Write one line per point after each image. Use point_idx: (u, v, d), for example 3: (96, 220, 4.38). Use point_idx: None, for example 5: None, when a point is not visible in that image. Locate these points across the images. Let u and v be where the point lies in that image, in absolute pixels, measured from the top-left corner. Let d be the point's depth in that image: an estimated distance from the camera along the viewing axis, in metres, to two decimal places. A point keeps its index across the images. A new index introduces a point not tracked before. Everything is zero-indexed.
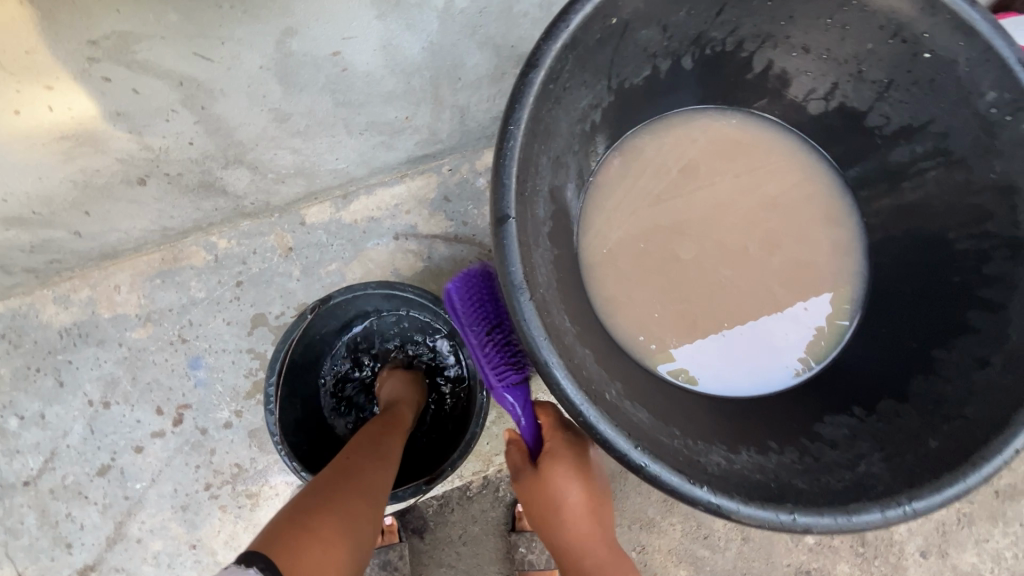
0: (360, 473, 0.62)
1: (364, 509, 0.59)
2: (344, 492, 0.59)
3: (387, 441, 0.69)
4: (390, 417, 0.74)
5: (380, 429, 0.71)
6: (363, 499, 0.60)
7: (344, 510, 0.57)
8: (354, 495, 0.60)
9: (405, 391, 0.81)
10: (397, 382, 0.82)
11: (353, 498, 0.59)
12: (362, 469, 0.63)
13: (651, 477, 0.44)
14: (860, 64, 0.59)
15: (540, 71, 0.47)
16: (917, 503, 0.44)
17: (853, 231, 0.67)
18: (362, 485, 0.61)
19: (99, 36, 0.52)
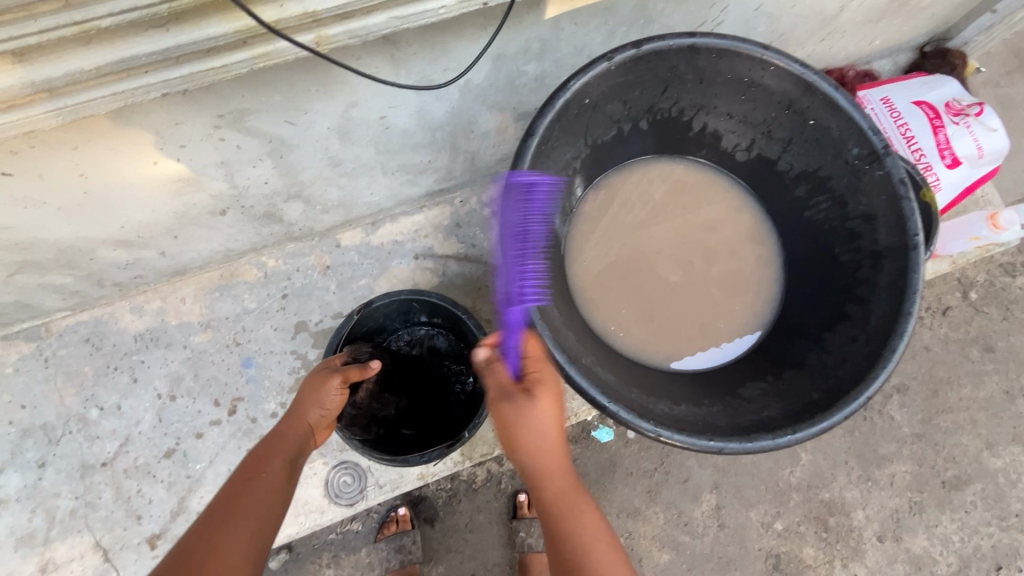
0: (241, 496, 0.68)
1: (240, 529, 0.65)
2: (211, 531, 0.64)
3: (277, 457, 0.74)
4: (287, 430, 0.78)
5: (262, 453, 0.74)
6: (245, 519, 0.66)
7: (237, 531, 0.64)
8: (234, 516, 0.66)
9: (315, 397, 0.80)
10: (308, 385, 0.82)
11: (230, 521, 0.65)
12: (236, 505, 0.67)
13: (614, 415, 0.63)
14: (769, 126, 0.81)
15: (535, 137, 0.68)
16: (800, 433, 0.64)
17: (774, 248, 0.88)
18: (244, 508, 0.67)
19: (225, 113, 0.73)
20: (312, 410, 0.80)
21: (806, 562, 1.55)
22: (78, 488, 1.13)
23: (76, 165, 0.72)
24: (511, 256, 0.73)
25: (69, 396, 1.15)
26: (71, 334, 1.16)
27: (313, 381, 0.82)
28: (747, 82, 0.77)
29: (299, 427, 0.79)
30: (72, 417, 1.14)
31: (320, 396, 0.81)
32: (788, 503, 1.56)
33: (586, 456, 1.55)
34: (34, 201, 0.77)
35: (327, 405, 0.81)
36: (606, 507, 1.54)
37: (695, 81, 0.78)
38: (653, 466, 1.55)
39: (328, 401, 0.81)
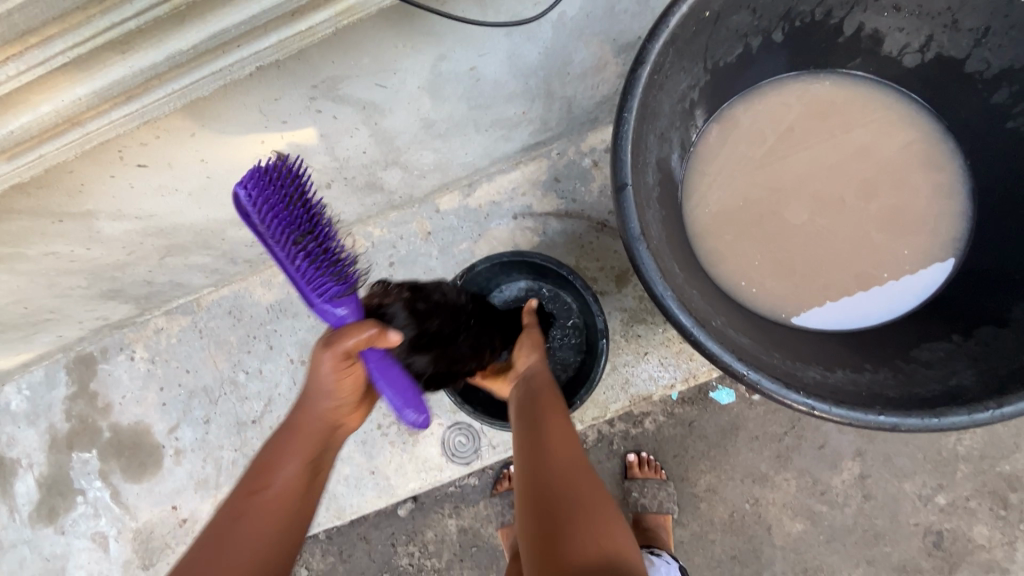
0: (268, 490, 0.68)
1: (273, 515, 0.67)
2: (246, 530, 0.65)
3: (288, 467, 0.71)
4: (305, 422, 0.73)
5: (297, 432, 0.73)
6: (274, 518, 0.67)
7: (259, 523, 0.66)
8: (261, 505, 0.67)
9: (317, 391, 0.70)
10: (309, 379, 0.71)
11: (262, 517, 0.66)
12: (268, 492, 0.68)
13: (753, 384, 0.55)
14: (954, 15, 0.63)
15: (646, 66, 0.58)
16: (1006, 407, 0.51)
17: (957, 175, 0.71)
18: (272, 504, 0.67)
19: (318, 84, 0.72)
20: (324, 405, 0.71)
21: (975, 541, 1.36)
22: (236, 441, 1.29)
23: (194, 150, 0.76)
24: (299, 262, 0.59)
25: (221, 361, 1.29)
26: (216, 307, 1.29)
27: (319, 355, 0.63)
28: None
29: (311, 428, 0.73)
30: (225, 380, 1.29)
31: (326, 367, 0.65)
32: (953, 475, 1.36)
33: (705, 419, 1.43)
34: (168, 189, 0.83)
35: (342, 399, 0.71)
36: (729, 472, 1.43)
37: None
38: (783, 430, 1.41)
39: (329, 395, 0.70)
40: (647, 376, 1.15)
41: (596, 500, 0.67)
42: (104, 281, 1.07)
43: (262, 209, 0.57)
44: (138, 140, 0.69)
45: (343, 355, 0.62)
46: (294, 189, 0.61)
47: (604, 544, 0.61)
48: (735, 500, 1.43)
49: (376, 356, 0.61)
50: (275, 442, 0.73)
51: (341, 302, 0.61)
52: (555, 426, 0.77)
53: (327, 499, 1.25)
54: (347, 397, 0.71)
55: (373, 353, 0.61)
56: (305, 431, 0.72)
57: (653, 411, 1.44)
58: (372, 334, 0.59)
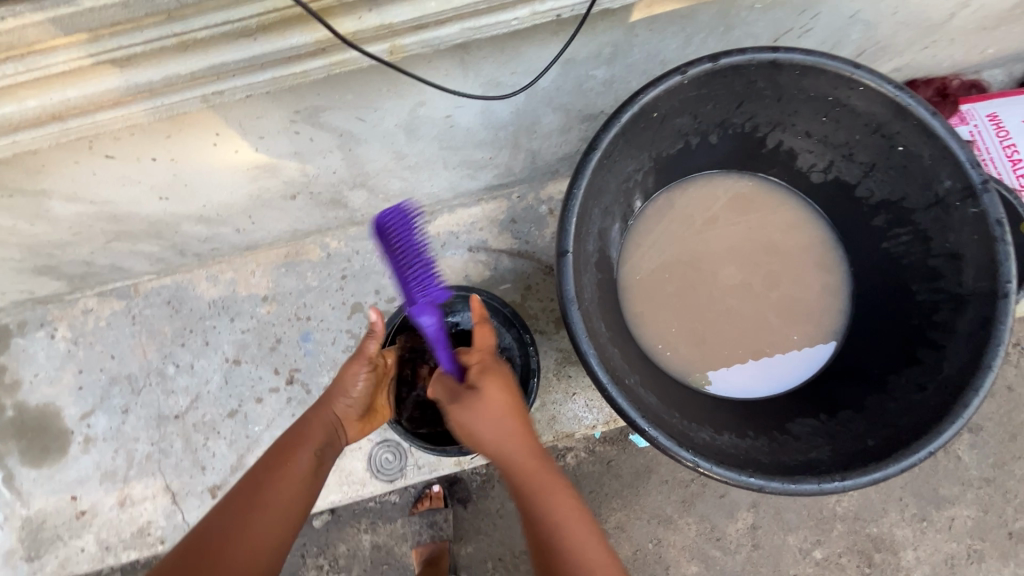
0: (261, 499, 0.69)
1: (277, 518, 0.68)
2: (219, 549, 0.63)
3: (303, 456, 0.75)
4: (316, 423, 0.79)
5: (300, 429, 0.79)
6: (276, 517, 0.68)
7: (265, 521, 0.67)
8: (253, 520, 0.67)
9: (338, 391, 0.82)
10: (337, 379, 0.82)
11: (249, 531, 0.66)
12: (269, 496, 0.69)
13: (652, 440, 0.63)
14: (851, 149, 0.76)
15: (598, 151, 0.67)
16: (848, 480, 0.61)
17: (843, 278, 0.84)
18: (274, 504, 0.69)
19: (300, 110, 0.76)
20: (338, 405, 0.81)
21: None
22: (154, 435, 1.25)
23: (166, 150, 0.77)
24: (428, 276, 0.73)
25: (151, 351, 1.27)
26: (155, 296, 1.27)
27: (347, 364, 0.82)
28: (832, 100, 0.72)
29: (323, 423, 0.80)
30: (152, 370, 1.26)
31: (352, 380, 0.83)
32: (830, 532, 1.52)
33: (622, 459, 1.53)
34: (131, 180, 0.84)
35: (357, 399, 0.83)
36: (638, 511, 1.52)
37: (773, 97, 0.74)
38: (690, 477, 1.53)
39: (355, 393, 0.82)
40: (572, 415, 1.23)
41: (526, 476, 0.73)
42: (39, 257, 1.04)
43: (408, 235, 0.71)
44: (112, 135, 0.71)
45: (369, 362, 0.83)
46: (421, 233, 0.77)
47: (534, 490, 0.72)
48: (640, 539, 1.52)
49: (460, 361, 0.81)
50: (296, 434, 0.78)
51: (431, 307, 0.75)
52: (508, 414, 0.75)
53: None
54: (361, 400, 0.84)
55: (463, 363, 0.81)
56: (326, 419, 0.80)
57: (575, 447, 1.52)
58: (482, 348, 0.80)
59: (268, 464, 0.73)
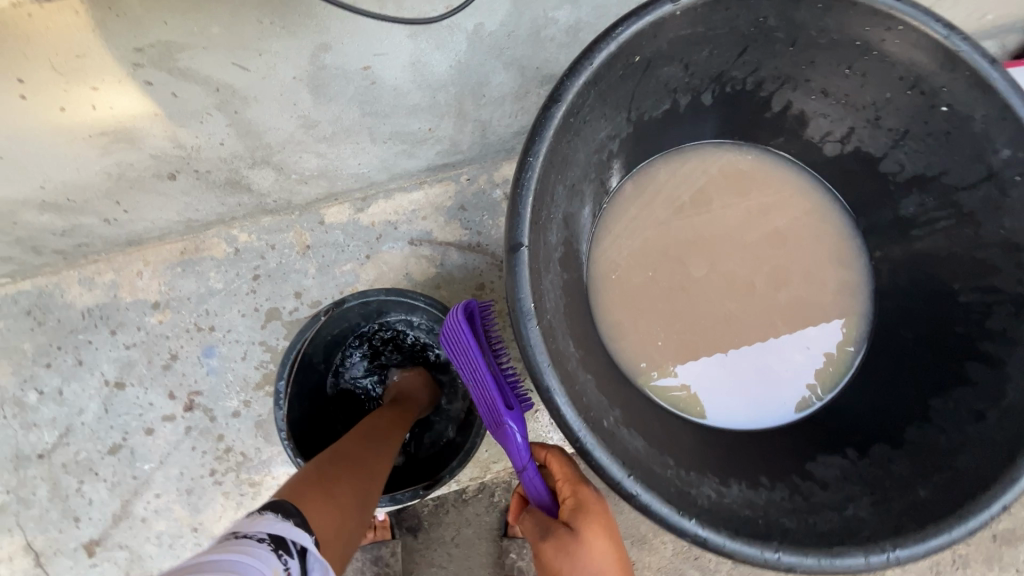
0: (335, 487, 0.56)
1: (364, 496, 0.59)
2: (347, 486, 0.58)
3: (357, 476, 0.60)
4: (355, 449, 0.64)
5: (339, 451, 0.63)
6: (347, 508, 0.56)
7: (343, 498, 0.56)
8: (357, 487, 0.59)
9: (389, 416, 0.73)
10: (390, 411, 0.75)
11: (354, 491, 0.58)
12: (332, 494, 0.55)
13: (642, 507, 0.46)
14: (878, 111, 0.60)
15: (561, 106, 0.48)
16: (901, 551, 0.46)
17: (861, 274, 0.68)
18: (343, 502, 0.56)
19: (146, 45, 0.56)
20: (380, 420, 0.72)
21: None
22: (12, 480, 1.00)
23: None
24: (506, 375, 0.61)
25: (6, 375, 1.01)
26: (9, 305, 1.01)
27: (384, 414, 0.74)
28: (859, 46, 0.55)
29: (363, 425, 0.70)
30: (8, 400, 1.00)
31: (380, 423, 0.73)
32: None
33: None
34: None
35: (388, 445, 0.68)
36: None
37: (785, 41, 0.57)
38: None
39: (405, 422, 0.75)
40: None
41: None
42: None
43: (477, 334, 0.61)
44: None
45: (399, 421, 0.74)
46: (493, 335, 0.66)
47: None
48: None
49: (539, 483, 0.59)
50: (360, 435, 0.67)
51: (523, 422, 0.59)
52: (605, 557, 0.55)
53: (128, 561, 0.99)
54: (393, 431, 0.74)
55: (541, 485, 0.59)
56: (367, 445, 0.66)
57: None
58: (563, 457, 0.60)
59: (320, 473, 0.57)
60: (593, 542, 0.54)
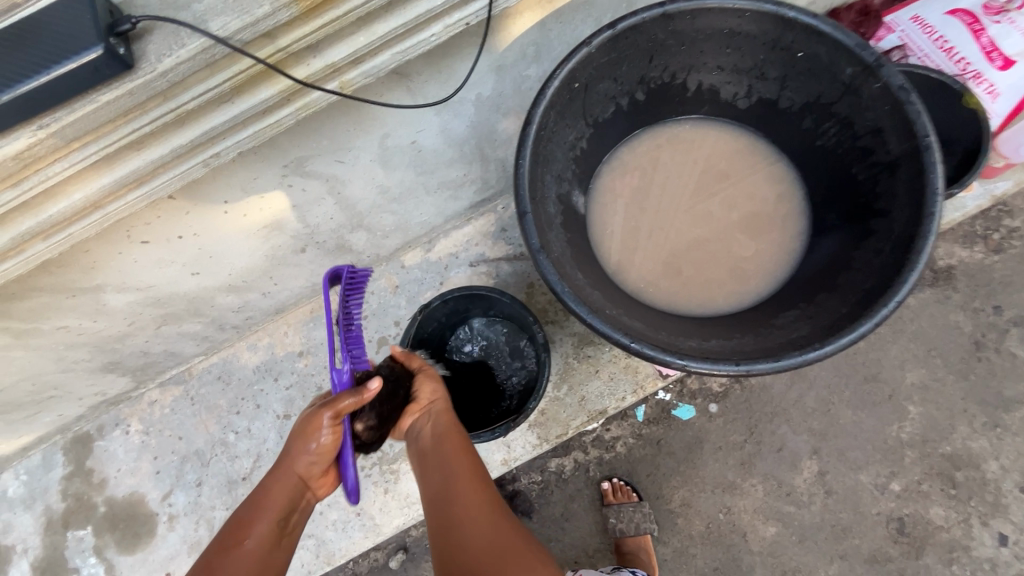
0: (233, 552, 0.67)
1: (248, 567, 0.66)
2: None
3: (262, 523, 0.70)
4: (273, 485, 0.73)
5: (247, 513, 0.71)
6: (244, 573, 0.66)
7: (251, 552, 0.68)
8: (237, 560, 0.66)
9: (300, 446, 0.71)
10: (293, 436, 0.72)
11: (234, 565, 0.66)
12: (226, 564, 0.66)
13: (639, 354, 0.69)
14: (760, 69, 0.84)
15: (533, 124, 0.77)
16: (827, 346, 0.66)
17: (794, 183, 0.91)
18: (242, 561, 0.66)
19: (287, 163, 0.90)
20: (302, 461, 0.72)
21: (936, 523, 1.45)
22: (229, 499, 1.36)
23: (188, 225, 0.92)
24: (352, 336, 0.81)
25: (212, 425, 1.39)
26: (206, 374, 1.40)
27: (313, 414, 0.71)
28: (728, 33, 0.80)
29: (290, 483, 0.73)
30: (216, 442, 1.38)
31: (316, 433, 0.71)
32: (903, 461, 1.47)
33: (670, 436, 1.53)
34: (166, 262, 0.99)
35: (319, 454, 0.72)
36: (699, 483, 1.51)
37: (677, 44, 0.83)
38: (742, 438, 1.51)
39: (317, 441, 0.71)
40: (600, 392, 1.28)
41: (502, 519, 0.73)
42: (105, 353, 1.19)
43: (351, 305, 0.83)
44: (143, 221, 0.86)
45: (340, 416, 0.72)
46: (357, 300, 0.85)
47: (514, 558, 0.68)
48: (709, 511, 1.51)
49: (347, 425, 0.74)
50: (253, 500, 0.73)
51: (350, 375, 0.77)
52: (456, 456, 0.78)
53: (316, 546, 1.29)
54: (325, 456, 0.73)
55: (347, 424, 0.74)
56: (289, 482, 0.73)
57: (621, 435, 1.54)
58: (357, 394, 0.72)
59: (220, 548, 0.68)
60: (427, 394, 0.85)
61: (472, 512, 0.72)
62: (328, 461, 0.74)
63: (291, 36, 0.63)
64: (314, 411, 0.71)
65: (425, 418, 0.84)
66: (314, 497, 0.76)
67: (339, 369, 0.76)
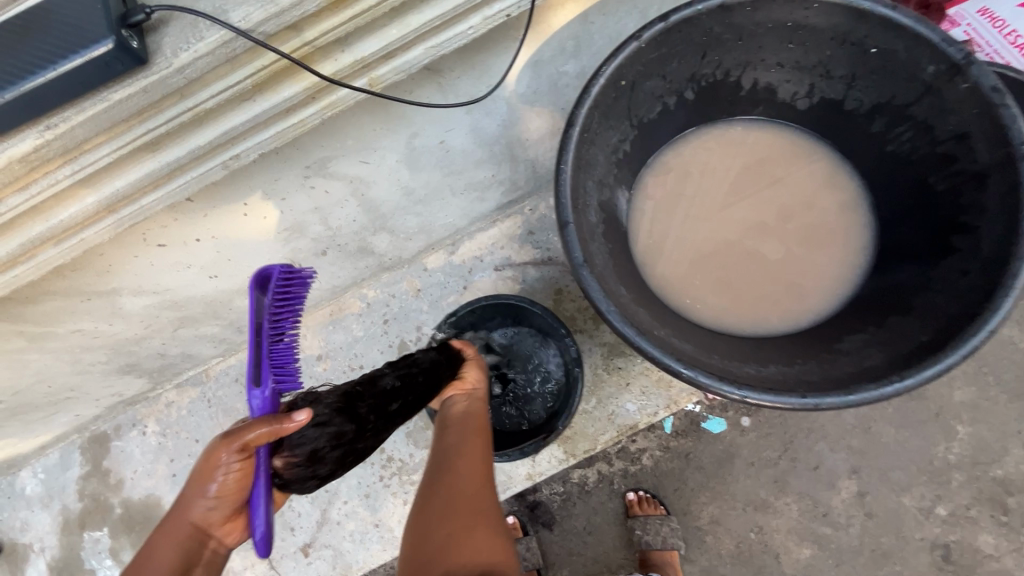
0: None
1: None
2: None
3: (155, 573, 0.59)
4: (173, 527, 0.61)
5: (144, 556, 0.60)
6: None
7: None
8: None
9: (194, 490, 0.58)
10: (190, 476, 0.59)
11: None
12: None
13: (692, 382, 0.63)
14: (825, 66, 0.76)
15: (576, 127, 0.70)
16: (907, 379, 0.59)
17: (857, 192, 0.84)
18: None
19: (310, 164, 0.85)
20: (198, 506, 0.59)
21: (983, 550, 1.37)
22: None
23: (206, 228, 0.88)
24: (280, 351, 0.68)
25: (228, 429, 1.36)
26: (224, 376, 1.37)
27: (213, 447, 0.56)
28: (791, 26, 0.73)
29: (187, 528, 0.60)
30: None
31: (212, 475, 0.57)
32: (949, 484, 1.39)
33: (699, 450, 1.46)
34: (183, 265, 0.94)
35: (219, 500, 0.59)
36: (729, 501, 1.44)
37: (734, 39, 0.75)
38: (776, 454, 1.44)
39: (214, 483, 0.57)
40: (631, 406, 1.22)
41: (490, 519, 0.69)
42: (122, 356, 1.16)
43: (283, 311, 0.69)
44: (160, 224, 0.82)
45: (245, 449, 0.56)
46: (292, 305, 0.71)
47: (483, 556, 0.63)
48: (740, 530, 1.44)
49: (267, 452, 0.58)
50: (152, 540, 0.62)
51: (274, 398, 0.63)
52: (473, 438, 0.77)
53: (334, 557, 1.26)
54: (229, 501, 0.59)
55: (264, 453, 0.58)
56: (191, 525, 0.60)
57: (648, 447, 1.47)
58: (274, 424, 0.55)
59: None
60: (469, 378, 0.83)
61: (465, 495, 0.70)
62: (234, 506, 0.60)
63: (318, 28, 0.58)
64: (217, 441, 0.56)
65: (461, 398, 0.82)
66: (223, 546, 0.63)
67: (256, 391, 0.61)
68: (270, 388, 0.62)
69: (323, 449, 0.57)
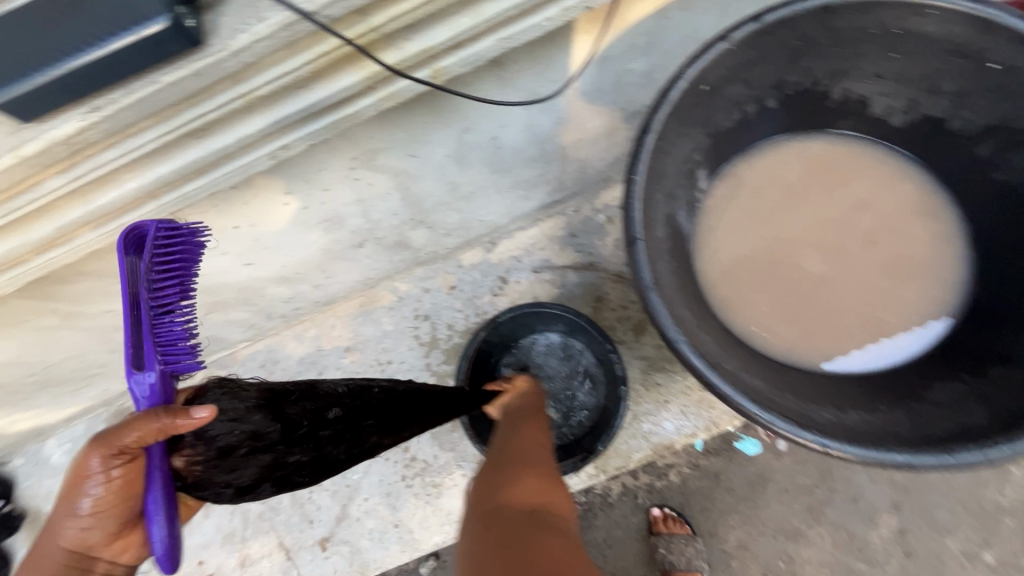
0: None
1: None
2: None
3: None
4: (43, 545, 0.67)
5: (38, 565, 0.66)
6: None
7: None
8: None
9: (65, 509, 0.64)
10: (62, 496, 0.65)
11: None
12: None
13: (768, 426, 0.57)
14: (933, 80, 0.68)
15: (651, 134, 0.64)
16: (1018, 444, 0.52)
17: (953, 223, 0.77)
18: None
19: (357, 156, 0.80)
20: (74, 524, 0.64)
21: None
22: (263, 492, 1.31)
23: (245, 216, 0.84)
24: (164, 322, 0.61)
25: None
26: (249, 361, 1.33)
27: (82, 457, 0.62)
28: (899, 33, 0.65)
29: (56, 546, 0.66)
30: None
31: (133, 464, 0.61)
32: (999, 530, 1.31)
33: (731, 470, 1.39)
34: (218, 251, 0.91)
35: (92, 518, 0.64)
36: (759, 527, 1.38)
37: (831, 45, 0.67)
38: (813, 482, 1.37)
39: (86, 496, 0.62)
40: (669, 425, 1.16)
41: (550, 467, 0.68)
42: None
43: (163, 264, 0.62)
44: (198, 210, 0.78)
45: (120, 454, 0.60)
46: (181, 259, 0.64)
47: (536, 496, 0.62)
48: (769, 558, 1.38)
49: (158, 450, 0.59)
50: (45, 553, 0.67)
51: (153, 389, 0.59)
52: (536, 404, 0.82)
53: (351, 553, 1.23)
54: (106, 518, 0.64)
55: (155, 450, 0.59)
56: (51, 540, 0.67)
57: (677, 463, 1.40)
58: (159, 421, 0.56)
59: None
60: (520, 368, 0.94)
61: (521, 445, 0.71)
62: (110, 521, 0.64)
63: (387, 14, 0.53)
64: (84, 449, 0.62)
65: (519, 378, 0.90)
66: (117, 564, 0.67)
67: (142, 375, 0.58)
68: (158, 371, 0.59)
69: (236, 444, 0.64)
